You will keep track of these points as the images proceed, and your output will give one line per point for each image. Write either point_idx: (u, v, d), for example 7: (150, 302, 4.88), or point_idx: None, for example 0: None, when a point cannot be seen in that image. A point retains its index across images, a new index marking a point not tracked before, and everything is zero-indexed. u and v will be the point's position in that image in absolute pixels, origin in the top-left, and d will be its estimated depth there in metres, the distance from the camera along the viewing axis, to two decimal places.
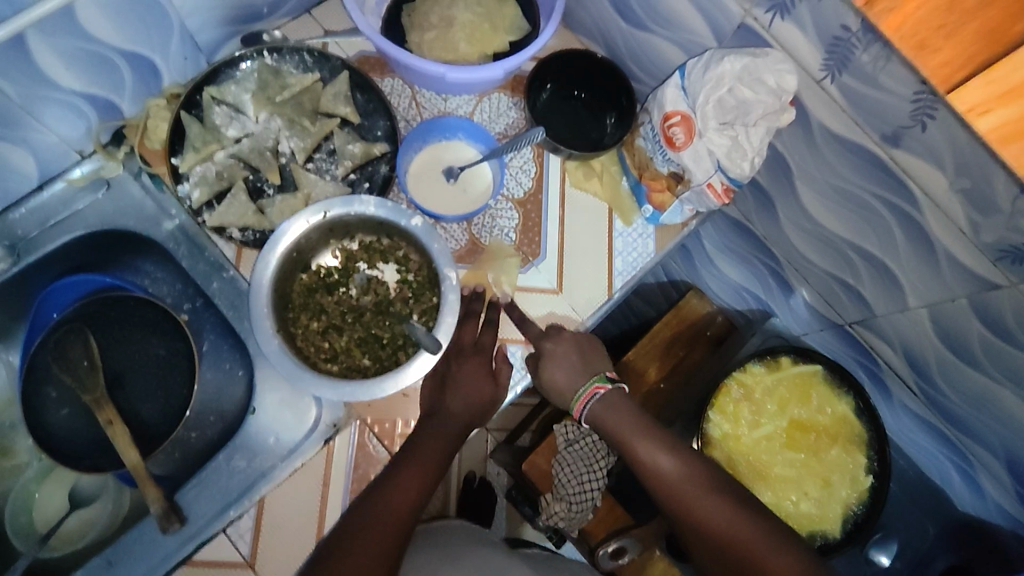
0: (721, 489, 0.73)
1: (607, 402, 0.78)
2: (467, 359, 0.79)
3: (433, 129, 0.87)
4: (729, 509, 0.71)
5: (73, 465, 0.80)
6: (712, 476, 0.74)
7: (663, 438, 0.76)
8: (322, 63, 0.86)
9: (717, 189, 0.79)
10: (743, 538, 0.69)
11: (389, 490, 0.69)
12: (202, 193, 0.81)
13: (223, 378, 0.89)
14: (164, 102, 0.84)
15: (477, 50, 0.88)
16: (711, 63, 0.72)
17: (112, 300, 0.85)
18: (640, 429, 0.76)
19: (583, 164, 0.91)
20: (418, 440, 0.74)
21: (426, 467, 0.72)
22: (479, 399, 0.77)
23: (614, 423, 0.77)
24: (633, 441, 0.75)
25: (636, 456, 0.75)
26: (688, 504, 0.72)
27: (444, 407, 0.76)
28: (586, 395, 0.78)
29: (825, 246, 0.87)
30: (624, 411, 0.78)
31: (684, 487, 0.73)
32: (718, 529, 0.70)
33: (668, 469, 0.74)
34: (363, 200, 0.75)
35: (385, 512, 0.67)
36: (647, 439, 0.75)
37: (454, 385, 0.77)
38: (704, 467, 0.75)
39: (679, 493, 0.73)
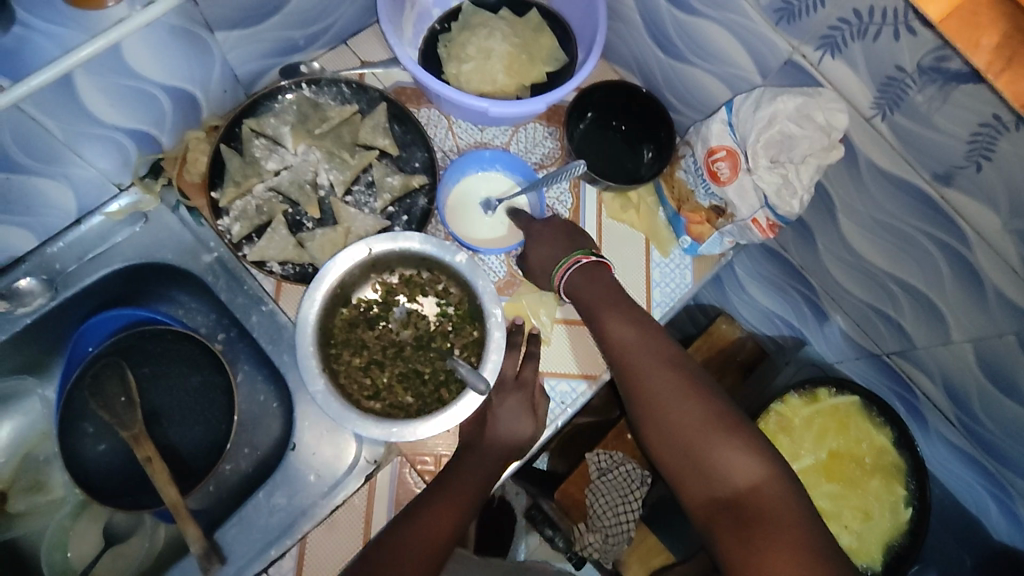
0: (675, 365, 0.70)
1: (586, 273, 0.77)
2: (507, 391, 0.78)
3: (470, 162, 0.86)
4: (683, 392, 0.68)
5: (111, 501, 0.80)
6: (674, 357, 0.71)
7: (631, 315, 0.74)
8: (360, 95, 0.86)
9: (762, 225, 0.78)
10: (691, 423, 0.67)
11: (419, 522, 0.69)
12: (242, 227, 0.81)
13: (258, 411, 0.88)
14: (203, 135, 0.85)
15: (516, 81, 0.87)
16: (762, 101, 0.72)
17: (148, 334, 0.84)
18: (612, 300, 0.75)
19: (620, 195, 0.91)
20: (452, 473, 0.73)
21: (459, 501, 0.71)
22: (518, 434, 0.76)
23: (587, 295, 0.76)
24: (601, 312, 0.74)
25: (602, 329, 0.74)
26: (645, 381, 0.70)
27: (482, 442, 0.75)
28: (568, 265, 0.78)
29: (864, 277, 0.86)
30: (601, 286, 0.76)
31: (640, 364, 0.71)
32: (667, 415, 0.68)
33: (629, 343, 0.72)
34: (408, 236, 0.76)
35: (414, 546, 0.67)
36: (615, 314, 0.74)
37: (493, 420, 0.76)
38: (669, 345, 0.72)
39: (632, 371, 0.71)
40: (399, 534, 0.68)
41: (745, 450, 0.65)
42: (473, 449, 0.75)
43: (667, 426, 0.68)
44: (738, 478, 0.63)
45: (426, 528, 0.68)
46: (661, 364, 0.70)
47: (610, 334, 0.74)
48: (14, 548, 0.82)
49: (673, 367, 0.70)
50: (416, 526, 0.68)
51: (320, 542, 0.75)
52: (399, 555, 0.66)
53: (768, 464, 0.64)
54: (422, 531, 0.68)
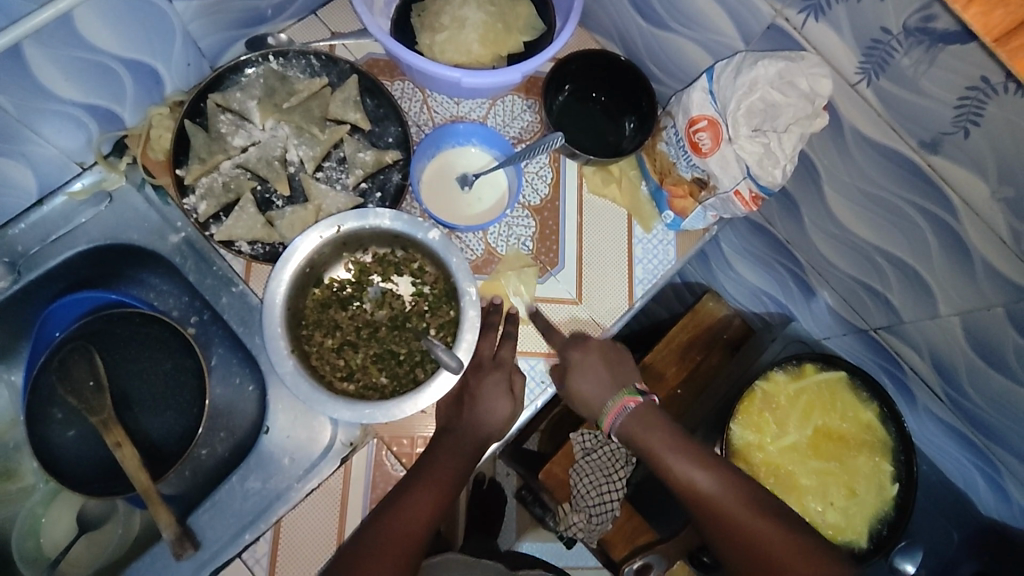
0: (769, 512, 0.70)
1: (637, 417, 0.76)
2: (492, 371, 0.76)
3: (446, 136, 0.83)
4: (776, 536, 0.67)
5: (81, 489, 0.78)
6: (757, 498, 0.71)
7: (698, 454, 0.74)
8: (330, 67, 0.83)
9: (744, 197, 0.76)
10: (788, 562, 0.65)
11: (399, 510, 0.67)
12: (208, 206, 0.78)
13: (232, 394, 0.86)
14: (167, 111, 0.81)
15: (491, 52, 0.84)
16: (742, 67, 0.70)
17: (116, 318, 0.82)
18: (673, 444, 0.74)
19: (601, 169, 0.88)
20: (431, 456, 0.72)
21: (437, 486, 0.69)
22: (499, 416, 0.74)
23: (645, 441, 0.75)
24: (666, 454, 0.74)
25: (671, 471, 0.73)
26: (719, 514, 0.70)
27: (462, 424, 0.73)
28: (615, 408, 0.77)
29: (850, 251, 0.84)
30: (655, 423, 0.76)
31: (727, 508, 0.70)
32: (761, 542, 0.67)
33: (705, 486, 0.71)
34: (378, 213, 0.73)
35: (389, 541, 0.65)
36: (682, 452, 0.74)
37: (473, 401, 0.74)
38: (743, 484, 0.72)
39: (718, 508, 0.70)
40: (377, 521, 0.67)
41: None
42: (454, 431, 0.73)
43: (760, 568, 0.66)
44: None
45: (407, 514, 0.67)
46: (753, 511, 0.70)
47: (676, 473, 0.73)
48: None
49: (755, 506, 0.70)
50: (393, 517, 0.67)
51: (294, 526, 0.74)
52: (381, 545, 0.65)
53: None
54: (404, 517, 0.67)
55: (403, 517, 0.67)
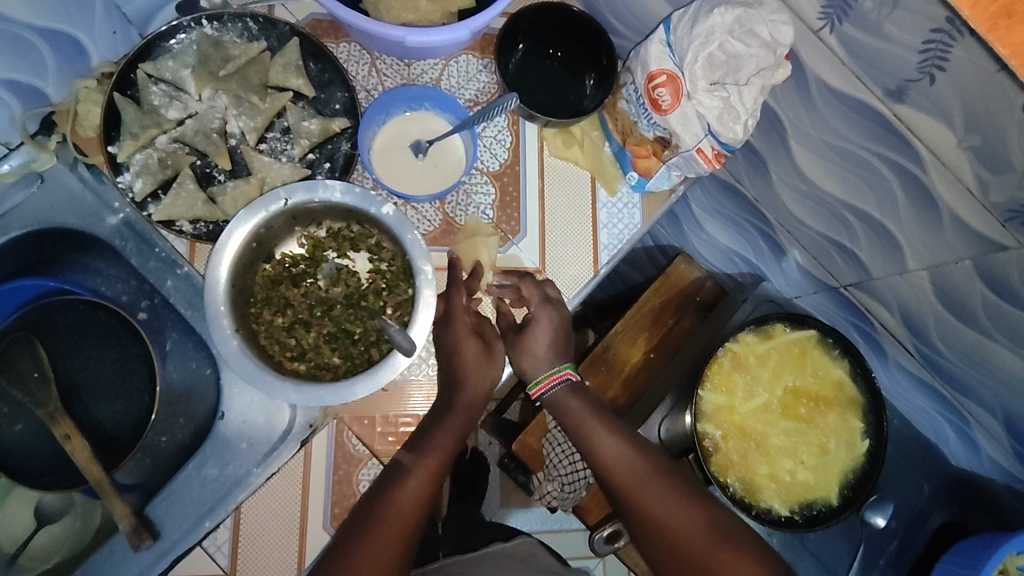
0: (682, 490, 0.70)
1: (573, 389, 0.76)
2: (463, 331, 0.72)
3: (396, 100, 0.79)
4: (684, 512, 0.68)
5: (34, 482, 0.75)
6: (674, 476, 0.71)
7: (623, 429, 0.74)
8: (268, 29, 0.78)
9: (707, 155, 0.72)
10: (693, 537, 0.67)
11: (392, 492, 0.65)
12: (145, 184, 0.74)
13: (190, 377, 0.83)
14: (94, 83, 0.76)
15: (441, 9, 0.79)
16: (699, 15, 0.66)
17: (55, 308, 0.79)
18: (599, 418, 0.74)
19: (562, 131, 0.85)
20: (426, 430, 0.70)
21: (432, 461, 0.67)
22: (477, 373, 0.71)
23: (574, 412, 0.74)
24: (593, 426, 0.73)
25: (595, 444, 0.72)
26: (634, 495, 0.70)
27: (455, 392, 0.71)
28: (551, 378, 0.75)
29: (819, 208, 0.82)
30: (582, 399, 0.76)
31: (644, 483, 0.70)
32: (672, 521, 0.68)
33: (623, 459, 0.71)
34: (328, 185, 0.69)
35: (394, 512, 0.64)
36: (607, 425, 0.73)
37: (456, 373, 0.71)
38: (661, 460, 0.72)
39: (635, 489, 0.70)
40: (371, 505, 0.64)
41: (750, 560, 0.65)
42: (443, 408, 0.71)
43: (668, 546, 0.67)
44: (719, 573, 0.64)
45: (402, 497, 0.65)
46: (670, 493, 0.69)
47: (600, 447, 0.72)
48: None
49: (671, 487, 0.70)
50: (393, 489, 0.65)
51: (255, 512, 0.72)
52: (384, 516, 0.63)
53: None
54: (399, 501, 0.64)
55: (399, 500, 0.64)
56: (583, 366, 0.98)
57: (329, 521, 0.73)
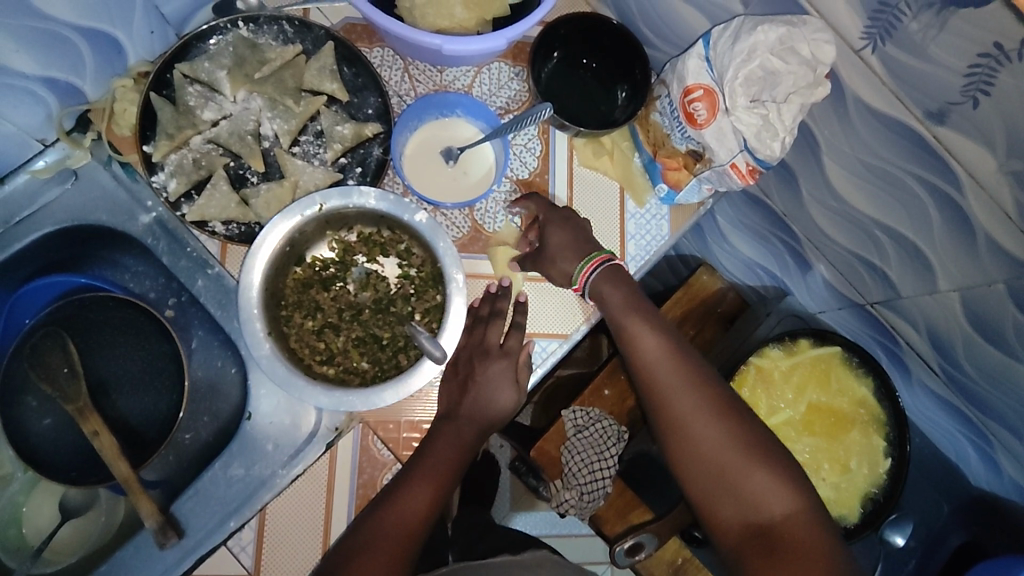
0: (715, 400, 0.71)
1: (612, 276, 0.76)
2: (505, 378, 0.74)
3: (429, 106, 0.79)
4: (716, 426, 0.70)
5: (61, 478, 0.74)
6: (706, 377, 0.72)
7: (658, 326, 0.74)
8: (304, 33, 0.78)
9: (741, 170, 0.71)
10: (724, 453, 0.69)
11: (395, 504, 0.64)
12: (179, 184, 0.74)
13: (215, 377, 0.83)
14: (132, 82, 0.76)
15: (475, 16, 0.80)
16: (740, 33, 0.65)
17: (88, 302, 0.77)
18: (637, 314, 0.74)
19: (592, 140, 0.84)
20: (427, 448, 0.70)
21: (432, 481, 0.67)
22: (505, 408, 0.74)
23: (612, 307, 0.75)
24: (633, 324, 0.74)
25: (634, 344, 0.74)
26: (672, 402, 0.72)
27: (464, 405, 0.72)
28: (592, 263, 0.75)
29: (850, 225, 0.82)
30: (628, 287, 0.76)
31: (674, 385, 0.72)
32: (704, 435, 0.70)
33: (656, 361, 0.73)
34: (362, 192, 0.69)
35: (390, 525, 0.63)
36: (645, 326, 0.74)
37: (472, 393, 0.73)
38: (691, 360, 0.73)
39: (668, 393, 0.71)
40: (373, 520, 0.63)
41: (777, 478, 0.68)
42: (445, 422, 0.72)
43: (697, 458, 0.70)
44: (748, 488, 0.68)
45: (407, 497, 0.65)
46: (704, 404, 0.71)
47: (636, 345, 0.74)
48: None
49: (708, 400, 0.71)
50: (388, 509, 0.64)
51: (280, 512, 0.72)
52: (377, 536, 0.62)
53: (800, 496, 0.68)
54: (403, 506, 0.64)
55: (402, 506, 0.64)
56: (603, 375, 0.98)
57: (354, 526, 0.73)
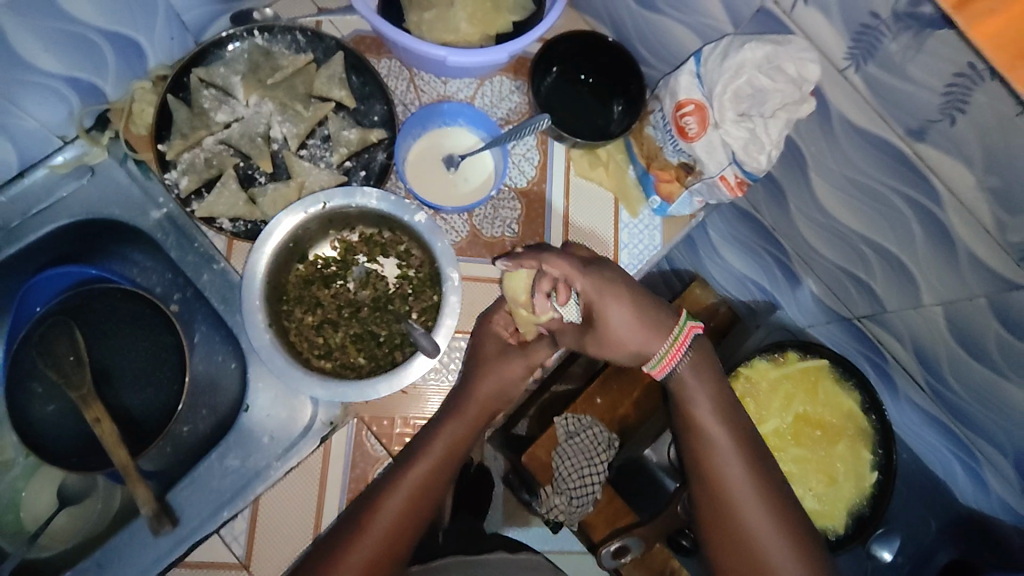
0: (769, 498, 0.72)
1: (696, 366, 0.75)
2: (514, 352, 0.76)
3: (431, 115, 0.83)
4: (769, 526, 0.71)
5: (61, 463, 0.76)
6: (765, 476, 0.73)
7: (731, 419, 0.74)
8: (316, 43, 0.82)
9: (730, 182, 0.75)
10: (769, 554, 0.70)
11: (383, 496, 0.69)
12: (190, 181, 0.77)
13: (215, 371, 0.85)
14: (150, 85, 0.80)
15: (479, 31, 0.84)
16: (730, 50, 0.68)
17: (97, 294, 0.80)
18: (717, 406, 0.74)
19: (589, 152, 0.88)
20: (426, 438, 0.72)
21: (422, 475, 0.70)
22: (513, 378, 0.75)
23: (693, 392, 0.74)
24: (708, 413, 0.74)
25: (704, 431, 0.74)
26: (729, 494, 0.72)
27: (476, 383, 0.74)
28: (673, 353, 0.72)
29: (838, 240, 0.84)
30: (710, 375, 0.75)
31: (737, 478, 0.72)
32: (754, 531, 0.70)
33: (723, 450, 0.73)
34: (364, 192, 0.72)
35: (377, 523, 0.67)
36: (720, 417, 0.74)
37: (477, 366, 0.75)
38: (756, 459, 0.74)
39: (730, 485, 0.72)
40: (362, 511, 0.68)
41: None
42: (449, 415, 0.74)
43: (740, 550, 0.70)
44: None
45: (412, 477, 0.69)
46: (760, 499, 0.71)
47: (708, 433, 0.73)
48: None
49: (765, 499, 0.72)
50: (379, 504, 0.68)
51: (274, 503, 0.74)
52: (361, 530, 0.67)
53: None
54: (404, 489, 0.69)
55: (403, 491, 0.69)
56: (595, 385, 0.99)
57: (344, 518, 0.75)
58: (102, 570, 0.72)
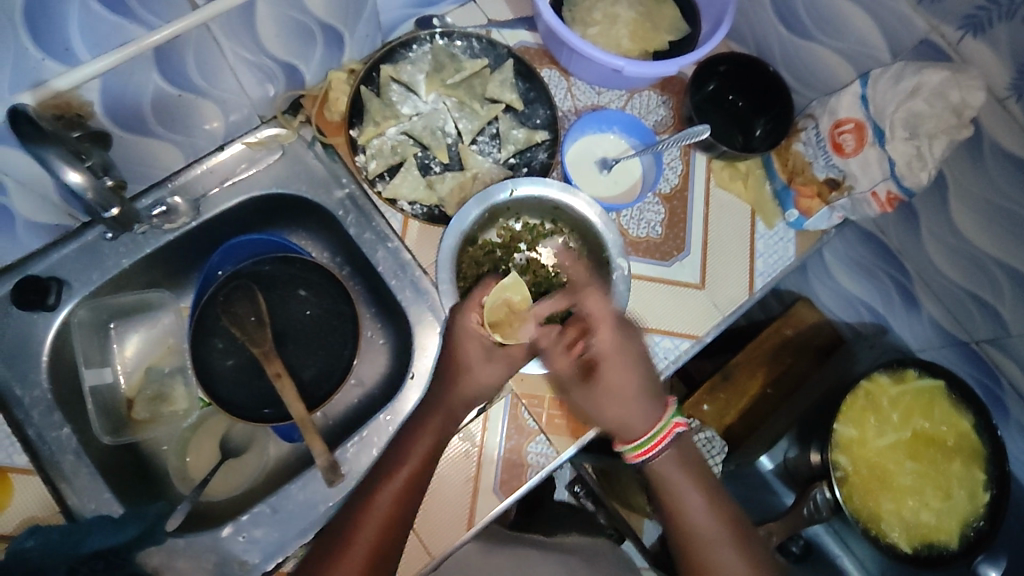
0: (744, 550, 0.75)
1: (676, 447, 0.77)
2: (492, 359, 0.76)
3: (593, 120, 0.90)
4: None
5: (237, 413, 0.83)
6: (742, 532, 0.76)
7: (706, 486, 0.77)
8: (489, 50, 0.90)
9: (881, 199, 0.80)
10: None
11: (366, 502, 0.71)
12: (378, 165, 0.85)
13: (368, 343, 0.92)
14: (345, 75, 0.87)
15: (639, 47, 0.91)
16: (904, 73, 0.74)
17: (282, 260, 0.87)
18: (693, 481, 0.77)
19: (730, 165, 0.93)
20: (405, 439, 0.74)
21: (399, 480, 0.71)
22: (486, 382, 0.76)
23: (669, 472, 0.77)
24: (682, 487, 0.76)
25: (678, 499, 0.76)
26: (705, 552, 0.75)
27: (442, 398, 0.76)
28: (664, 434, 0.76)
29: (966, 263, 0.89)
30: (687, 453, 0.78)
31: (710, 539, 0.75)
32: None
33: (694, 512, 0.76)
34: (547, 182, 0.81)
35: (367, 531, 0.69)
36: (694, 488, 0.76)
37: (455, 369, 0.76)
38: (732, 517, 0.76)
39: (703, 541, 0.75)
40: (348, 523, 0.71)
41: None
42: (420, 416, 0.75)
43: None
44: None
45: (388, 494, 0.71)
46: (735, 553, 0.74)
47: (683, 501, 0.76)
48: (136, 451, 0.84)
49: (744, 553, 0.75)
50: (365, 510, 0.70)
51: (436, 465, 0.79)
52: (353, 538, 0.69)
53: None
54: (386, 497, 0.71)
55: (385, 498, 0.71)
56: (704, 390, 1.11)
57: (500, 488, 0.80)
58: (276, 515, 0.77)
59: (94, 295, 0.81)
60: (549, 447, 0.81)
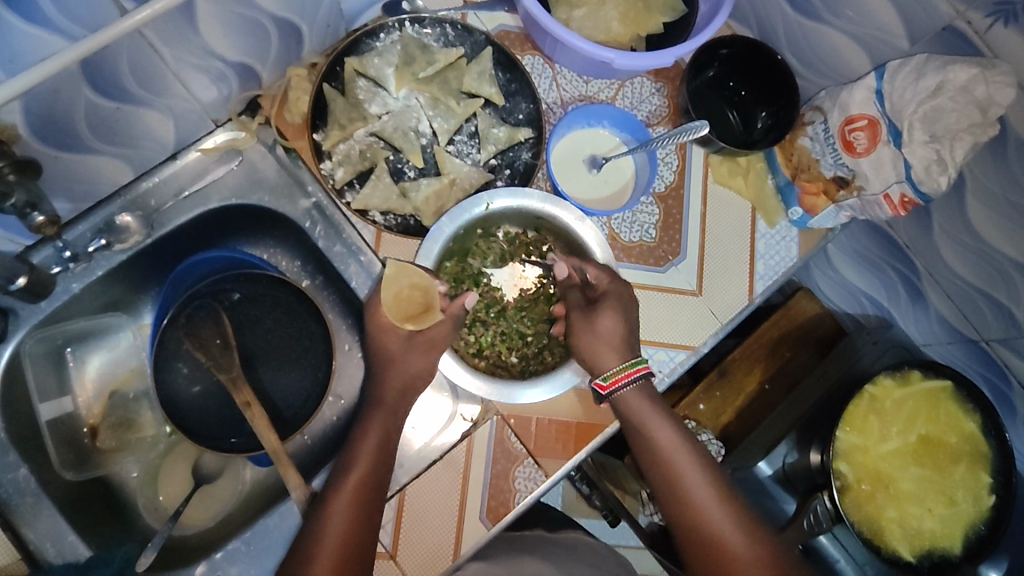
0: (731, 496, 0.67)
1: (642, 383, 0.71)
2: (414, 347, 0.70)
3: (581, 116, 0.82)
4: (732, 520, 0.65)
5: (206, 443, 0.78)
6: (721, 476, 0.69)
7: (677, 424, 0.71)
8: (465, 37, 0.81)
9: (894, 200, 0.73)
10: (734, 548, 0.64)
11: (322, 518, 0.63)
12: (345, 172, 0.78)
13: (343, 359, 0.86)
14: (305, 71, 0.79)
15: (630, 31, 0.82)
16: (926, 69, 0.68)
17: (244, 278, 0.81)
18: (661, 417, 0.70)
19: (729, 159, 0.87)
20: (351, 445, 0.69)
21: (352, 484, 0.65)
22: (419, 372, 0.70)
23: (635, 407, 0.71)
24: (651, 423, 0.70)
25: (649, 436, 0.70)
26: (684, 498, 0.67)
27: (380, 395, 0.71)
28: (627, 375, 0.70)
29: (981, 262, 0.83)
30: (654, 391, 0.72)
31: (687, 481, 0.67)
32: (713, 525, 0.65)
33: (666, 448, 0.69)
34: (528, 193, 0.75)
35: (326, 549, 0.61)
36: (665, 425, 0.70)
37: (385, 362, 0.71)
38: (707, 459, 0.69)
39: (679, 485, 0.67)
40: (306, 541, 0.63)
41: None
42: (364, 418, 0.70)
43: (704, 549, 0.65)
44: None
45: (343, 500, 0.64)
46: (717, 498, 0.66)
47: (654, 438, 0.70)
48: (102, 484, 0.80)
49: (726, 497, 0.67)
50: (324, 525, 0.63)
51: (419, 493, 0.75)
52: (311, 554, 0.61)
53: None
54: (342, 506, 0.64)
55: (342, 507, 0.64)
56: (698, 389, 1.06)
57: (487, 515, 0.76)
58: (250, 550, 0.73)
59: (44, 324, 0.75)
60: (538, 470, 0.77)
